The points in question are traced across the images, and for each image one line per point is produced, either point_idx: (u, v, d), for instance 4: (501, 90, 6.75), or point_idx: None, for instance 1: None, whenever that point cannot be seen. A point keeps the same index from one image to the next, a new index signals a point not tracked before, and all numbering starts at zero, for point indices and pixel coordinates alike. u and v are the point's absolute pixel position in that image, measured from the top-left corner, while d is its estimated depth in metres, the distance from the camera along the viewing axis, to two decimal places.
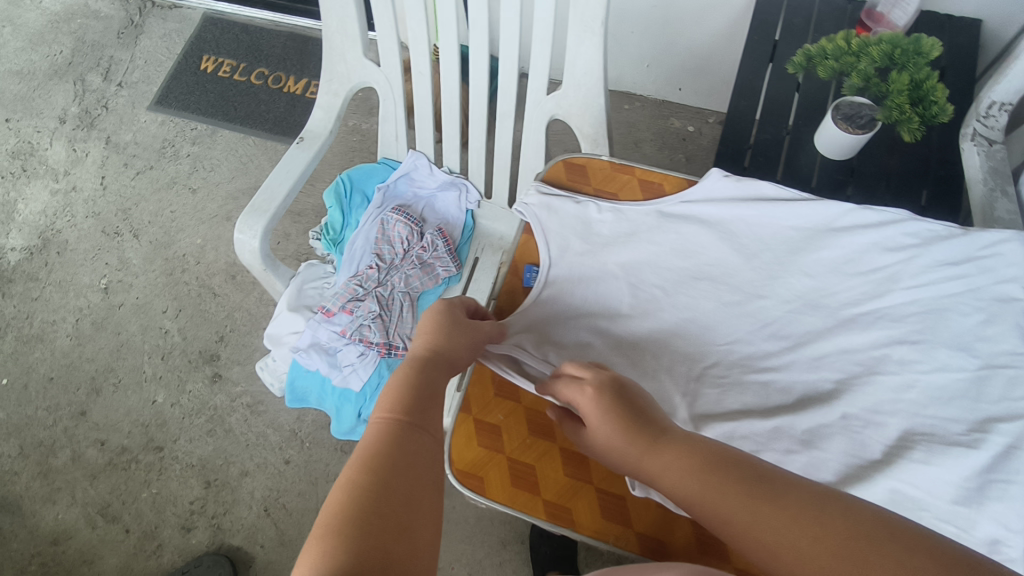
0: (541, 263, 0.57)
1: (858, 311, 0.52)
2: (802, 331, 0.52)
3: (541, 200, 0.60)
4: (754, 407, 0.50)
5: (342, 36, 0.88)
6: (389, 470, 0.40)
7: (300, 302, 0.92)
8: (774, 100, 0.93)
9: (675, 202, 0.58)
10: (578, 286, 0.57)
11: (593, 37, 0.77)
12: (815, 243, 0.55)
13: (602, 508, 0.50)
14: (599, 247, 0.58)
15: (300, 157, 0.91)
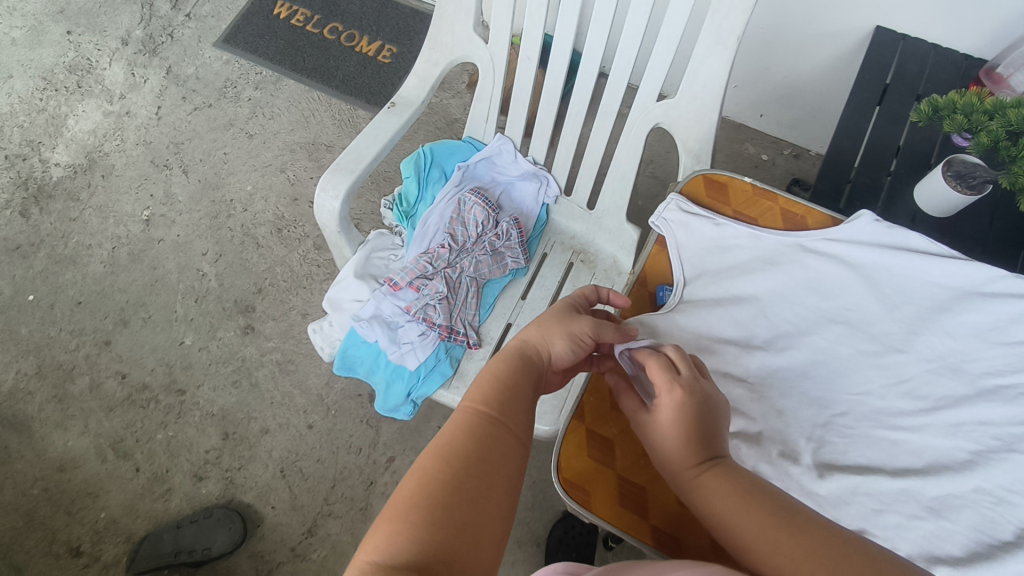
0: (676, 282, 0.57)
1: (999, 382, 0.50)
2: (936, 393, 0.50)
3: (682, 217, 0.59)
4: (880, 464, 0.48)
5: (456, 6, 0.85)
6: (464, 463, 0.39)
7: (366, 270, 0.89)
8: (879, 144, 0.91)
9: (817, 238, 0.57)
10: (709, 309, 0.55)
11: (724, 50, 0.74)
12: (960, 304, 0.53)
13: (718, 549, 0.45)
14: (736, 272, 0.57)
15: (390, 122, 0.88)
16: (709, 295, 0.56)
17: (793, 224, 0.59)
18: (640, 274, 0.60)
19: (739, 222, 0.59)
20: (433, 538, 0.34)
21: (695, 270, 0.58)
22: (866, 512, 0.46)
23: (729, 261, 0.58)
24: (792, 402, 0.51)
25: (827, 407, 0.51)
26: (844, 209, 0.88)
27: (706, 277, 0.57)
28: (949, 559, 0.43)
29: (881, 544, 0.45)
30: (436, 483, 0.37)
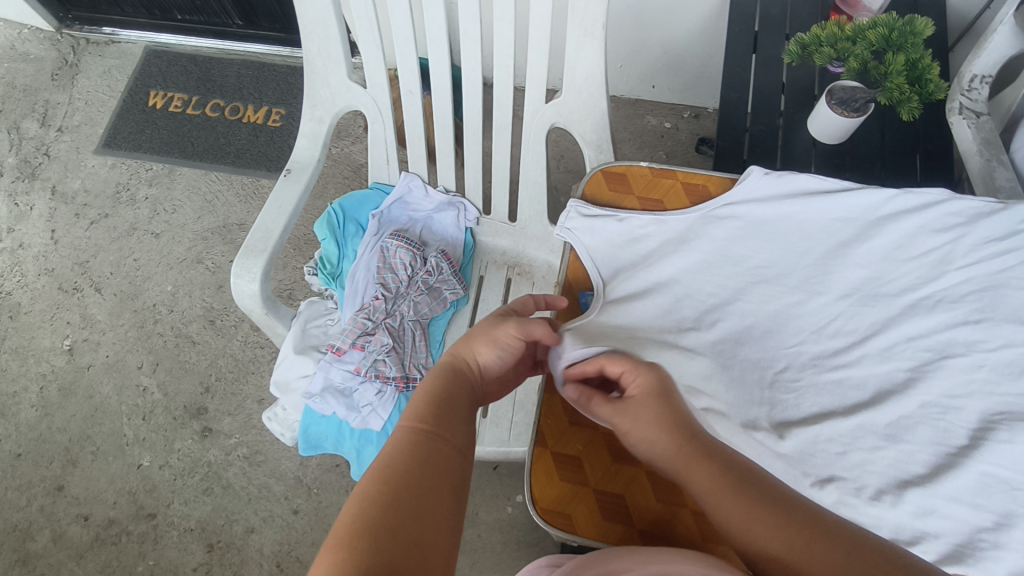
0: (596, 286, 0.57)
1: (917, 296, 0.52)
2: (865, 323, 0.52)
3: (585, 222, 0.60)
4: (832, 407, 0.49)
5: (325, 59, 0.84)
6: (403, 482, 0.37)
7: (305, 343, 0.86)
8: (763, 91, 0.95)
9: (717, 205, 0.59)
10: (637, 302, 0.56)
11: (594, 40, 0.75)
12: (865, 233, 0.55)
13: (707, 533, 0.45)
14: (652, 259, 0.58)
15: (290, 190, 0.86)
16: (636, 289, 0.57)
17: (694, 197, 0.61)
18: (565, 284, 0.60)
19: (641, 212, 0.60)
20: (377, 560, 0.32)
21: (613, 269, 0.59)
22: (831, 457, 0.46)
23: (644, 251, 0.59)
24: (735, 369, 0.51)
25: (770, 364, 0.51)
26: (748, 159, 0.90)
27: (624, 272, 0.58)
28: (916, 479, 0.45)
29: (852, 484, 0.45)
30: (379, 504, 0.35)
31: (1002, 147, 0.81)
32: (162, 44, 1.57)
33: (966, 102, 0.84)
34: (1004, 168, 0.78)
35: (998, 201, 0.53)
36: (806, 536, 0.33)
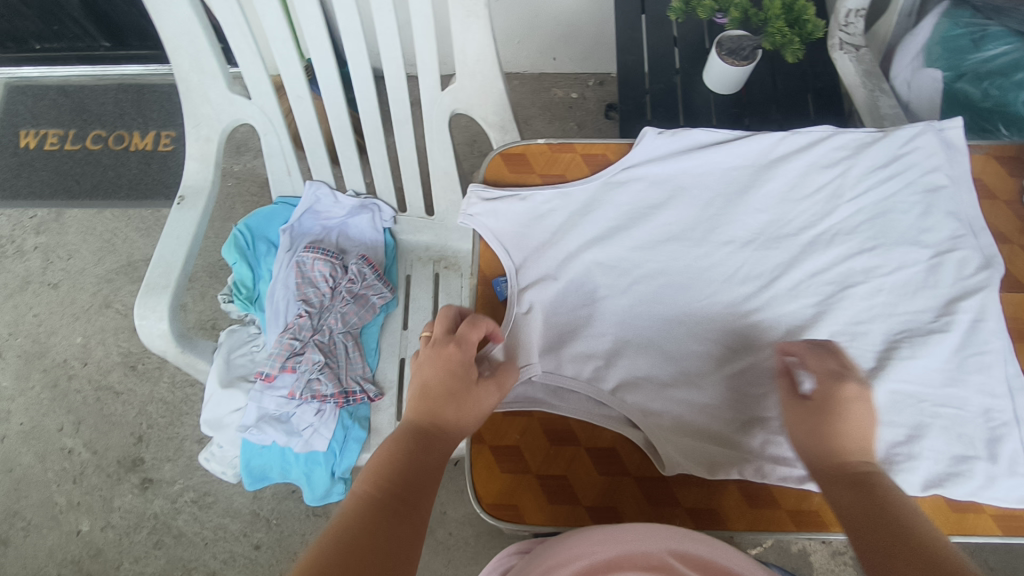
0: (507, 272, 0.55)
1: (816, 232, 0.53)
2: (773, 266, 0.53)
3: (487, 206, 0.57)
4: (751, 351, 0.50)
5: (198, 74, 0.78)
6: (355, 559, 0.35)
7: (231, 375, 0.82)
8: (657, 50, 0.95)
9: (617, 170, 0.57)
10: (551, 281, 0.55)
11: (478, 20, 0.73)
12: (759, 177, 0.55)
13: (650, 497, 0.45)
14: (560, 235, 0.56)
15: (186, 218, 0.81)
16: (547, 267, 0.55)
17: (595, 164, 0.58)
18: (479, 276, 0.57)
19: (544, 188, 0.58)
20: None
21: (522, 251, 0.56)
22: (755, 399, 0.48)
23: (551, 227, 0.57)
24: (657, 331, 0.52)
25: (689, 320, 0.52)
26: (652, 119, 0.91)
27: (534, 253, 0.56)
28: None
29: (772, 421, 0.48)
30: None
31: (882, 76, 0.84)
32: (24, 78, 1.44)
33: (844, 37, 0.86)
34: (887, 97, 0.81)
35: (877, 130, 0.55)
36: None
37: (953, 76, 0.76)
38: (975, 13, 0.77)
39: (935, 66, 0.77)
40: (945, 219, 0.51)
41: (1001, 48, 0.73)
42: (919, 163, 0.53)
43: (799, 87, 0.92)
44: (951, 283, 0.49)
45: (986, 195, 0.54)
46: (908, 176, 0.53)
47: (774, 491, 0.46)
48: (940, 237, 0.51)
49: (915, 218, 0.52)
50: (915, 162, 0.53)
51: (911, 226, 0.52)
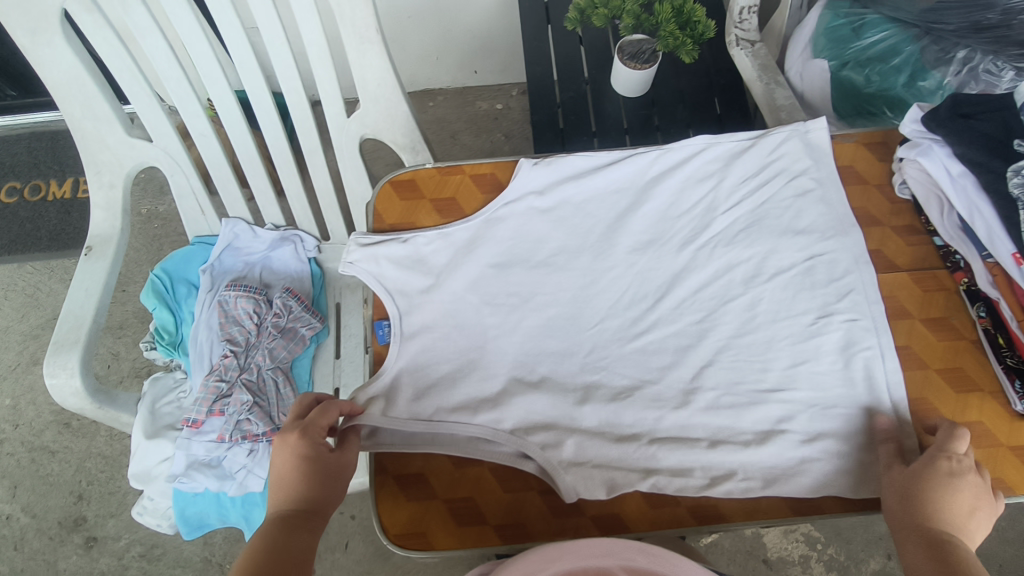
0: (391, 317, 0.54)
1: (698, 243, 0.57)
2: (664, 275, 0.56)
3: (366, 251, 0.57)
4: (640, 379, 0.52)
5: (92, 121, 0.76)
6: None
7: (157, 425, 0.80)
8: (565, 58, 0.96)
9: (499, 206, 0.59)
10: (440, 322, 0.55)
11: (373, 45, 0.73)
12: (638, 198, 0.59)
13: (552, 507, 0.48)
14: (444, 279, 0.56)
15: (95, 268, 0.78)
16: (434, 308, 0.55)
17: (476, 203, 0.59)
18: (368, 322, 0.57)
19: (428, 228, 0.58)
20: None
21: (407, 294, 0.56)
22: (648, 412, 0.50)
23: (435, 268, 0.57)
24: (558, 347, 0.54)
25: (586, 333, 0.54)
26: (565, 127, 0.92)
27: (419, 298, 0.55)
28: (721, 414, 0.50)
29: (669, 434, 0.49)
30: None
31: (778, 68, 0.86)
32: None
33: (740, 33, 0.87)
34: (783, 89, 0.83)
35: (748, 137, 0.60)
36: None
37: (839, 65, 0.78)
38: (852, 4, 0.80)
39: (822, 56, 0.80)
40: (814, 216, 0.56)
41: (880, 35, 0.76)
42: (788, 166, 0.58)
43: (704, 85, 0.94)
44: (828, 283, 0.53)
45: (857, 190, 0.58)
46: (775, 182, 0.57)
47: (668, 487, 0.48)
48: (813, 238, 0.55)
49: (788, 221, 0.56)
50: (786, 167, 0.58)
51: (783, 229, 0.56)
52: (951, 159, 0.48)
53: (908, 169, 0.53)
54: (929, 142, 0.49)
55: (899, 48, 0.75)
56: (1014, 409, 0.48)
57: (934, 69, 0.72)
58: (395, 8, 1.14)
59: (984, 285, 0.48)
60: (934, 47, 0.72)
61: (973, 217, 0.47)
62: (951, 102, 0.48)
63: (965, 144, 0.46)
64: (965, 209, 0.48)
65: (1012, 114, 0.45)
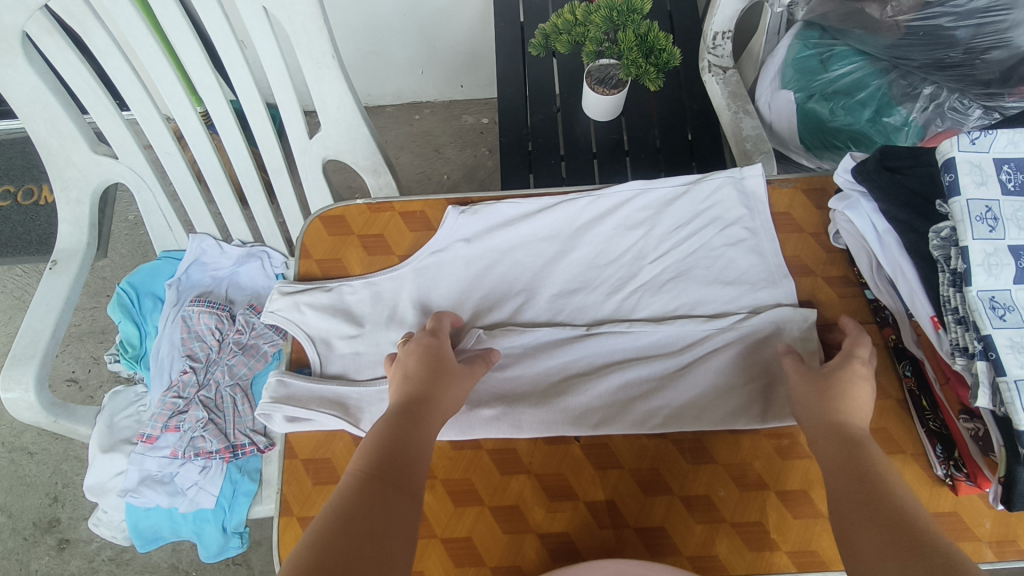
0: (311, 364, 0.56)
1: (625, 293, 0.58)
2: (591, 319, 0.57)
3: (288, 300, 0.58)
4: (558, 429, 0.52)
5: (57, 138, 0.77)
6: (356, 526, 0.35)
7: (114, 438, 0.82)
8: (537, 80, 0.96)
9: (424, 255, 0.60)
10: (361, 366, 0.56)
11: (330, 70, 0.73)
12: (567, 245, 0.60)
13: (453, 558, 0.49)
14: (369, 328, 0.57)
15: (58, 283, 0.80)
16: (356, 354, 0.56)
17: (403, 247, 0.61)
18: (287, 367, 0.58)
19: (354, 277, 0.60)
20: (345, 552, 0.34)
21: (330, 341, 0.57)
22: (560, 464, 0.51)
23: (358, 317, 0.58)
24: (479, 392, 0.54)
25: (501, 375, 0.54)
26: (533, 151, 0.92)
27: (342, 339, 0.57)
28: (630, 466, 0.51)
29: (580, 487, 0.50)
30: (336, 542, 0.34)
31: (748, 97, 0.85)
32: None
33: (713, 59, 0.85)
34: (751, 118, 0.82)
35: (682, 185, 0.60)
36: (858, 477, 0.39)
37: (804, 97, 0.77)
38: (823, 33, 0.77)
39: (789, 88, 0.79)
40: (742, 272, 0.57)
41: (847, 67, 0.74)
42: (721, 215, 0.59)
43: (675, 111, 0.94)
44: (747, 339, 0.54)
45: (791, 239, 0.59)
46: (708, 231, 0.59)
47: (571, 542, 0.49)
48: (736, 292, 0.56)
49: (714, 276, 0.57)
50: (716, 218, 0.59)
51: (712, 278, 0.57)
52: (878, 214, 0.48)
53: (841, 220, 0.53)
54: (859, 195, 0.50)
55: (865, 82, 0.73)
56: (935, 473, 0.47)
57: (900, 105, 0.70)
58: (377, 22, 1.14)
59: (909, 343, 0.49)
60: (901, 82, 0.70)
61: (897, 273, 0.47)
62: (879, 155, 0.47)
63: (889, 200, 0.46)
64: (890, 266, 0.47)
65: (937, 171, 0.44)
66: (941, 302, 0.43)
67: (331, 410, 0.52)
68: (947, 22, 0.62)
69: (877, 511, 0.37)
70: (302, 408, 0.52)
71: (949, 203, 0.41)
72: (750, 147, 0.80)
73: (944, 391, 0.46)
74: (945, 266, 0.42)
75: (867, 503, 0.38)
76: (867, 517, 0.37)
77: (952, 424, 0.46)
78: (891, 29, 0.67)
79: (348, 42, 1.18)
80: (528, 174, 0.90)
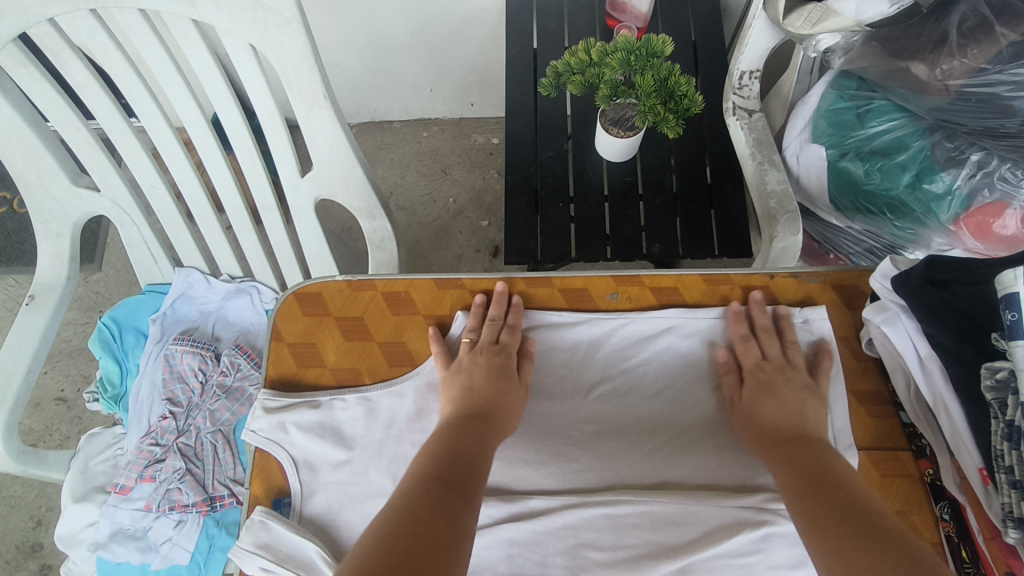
0: (292, 496, 0.51)
1: (623, 393, 0.54)
2: (586, 423, 0.53)
3: (272, 420, 0.53)
4: (556, 556, 0.47)
5: (35, 171, 0.73)
6: (403, 533, 0.39)
7: (87, 486, 0.78)
8: (549, 114, 0.91)
9: (430, 370, 0.55)
10: (347, 501, 0.51)
11: (323, 111, 0.68)
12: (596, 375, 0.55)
13: None
14: (359, 452, 0.53)
15: (33, 321, 0.76)
16: (339, 479, 0.52)
17: (384, 332, 0.56)
18: (264, 495, 0.52)
19: (327, 366, 0.55)
20: (392, 549, 0.38)
21: (314, 466, 0.52)
22: None
23: (349, 438, 0.53)
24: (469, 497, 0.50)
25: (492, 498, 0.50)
26: (541, 191, 0.86)
27: (321, 457, 0.52)
28: None
29: None
30: (383, 542, 0.39)
31: (774, 145, 0.78)
32: None
33: (739, 100, 0.78)
34: (776, 171, 0.75)
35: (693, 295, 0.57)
36: (837, 509, 0.40)
37: (837, 154, 0.71)
38: (861, 84, 0.70)
39: (820, 141, 0.73)
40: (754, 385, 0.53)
41: (888, 124, 0.67)
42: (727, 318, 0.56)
43: (696, 152, 0.88)
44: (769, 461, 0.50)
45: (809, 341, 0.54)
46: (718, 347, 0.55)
47: None
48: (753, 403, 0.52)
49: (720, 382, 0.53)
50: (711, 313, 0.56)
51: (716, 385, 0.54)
52: (919, 334, 0.44)
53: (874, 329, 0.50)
54: (898, 308, 0.46)
55: (905, 141, 0.65)
56: None
57: (943, 170, 0.63)
58: (383, 38, 1.08)
59: (950, 486, 0.44)
60: (946, 143, 0.63)
61: (939, 404, 0.43)
62: (924, 267, 0.43)
63: (936, 323, 0.42)
64: (933, 397, 0.44)
65: (993, 292, 0.38)
66: (991, 456, 0.38)
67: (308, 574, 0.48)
68: (1005, 91, 0.55)
69: (866, 532, 0.38)
70: (278, 564, 0.48)
71: (1010, 345, 0.36)
72: (774, 206, 0.73)
73: (987, 545, 0.41)
74: (1000, 414, 0.38)
75: (856, 521, 0.39)
76: (864, 550, 0.37)
77: None
78: (939, 92, 0.60)
79: (354, 57, 1.13)
80: (534, 217, 0.85)
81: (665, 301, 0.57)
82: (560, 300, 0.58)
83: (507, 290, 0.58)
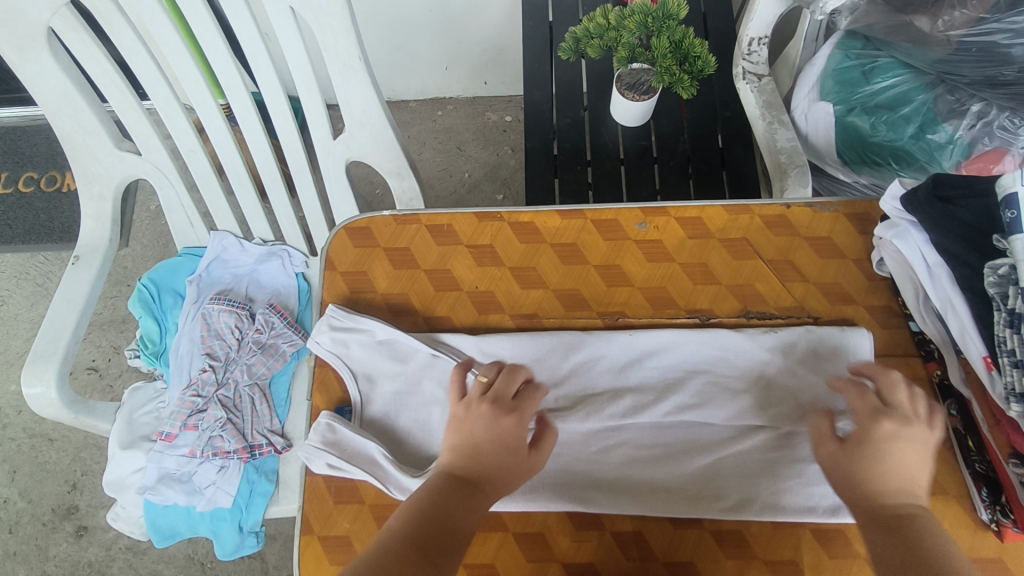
0: (353, 404, 0.54)
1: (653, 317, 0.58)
2: (620, 342, 0.56)
3: (334, 335, 0.56)
4: (596, 459, 0.51)
5: (82, 134, 0.76)
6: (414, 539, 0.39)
7: (133, 435, 0.82)
8: (566, 83, 0.94)
9: (474, 292, 0.60)
10: (403, 407, 0.54)
11: (357, 72, 0.72)
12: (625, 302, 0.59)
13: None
14: (414, 366, 0.56)
15: (79, 279, 0.80)
16: (396, 391, 0.55)
17: (429, 261, 0.61)
18: (326, 404, 0.56)
19: (378, 292, 0.60)
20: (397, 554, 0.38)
21: (373, 379, 0.56)
22: (593, 494, 0.50)
23: (404, 353, 0.56)
24: None
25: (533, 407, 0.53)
26: (559, 155, 0.90)
27: (380, 370, 0.56)
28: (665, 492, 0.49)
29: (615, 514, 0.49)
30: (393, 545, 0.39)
31: (783, 108, 0.81)
32: None
33: (748, 66, 0.82)
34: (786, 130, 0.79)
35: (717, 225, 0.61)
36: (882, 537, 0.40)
37: (845, 110, 0.74)
38: (866, 43, 0.74)
39: (828, 99, 0.77)
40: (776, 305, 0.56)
41: (891, 80, 0.71)
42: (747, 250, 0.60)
43: (708, 117, 0.91)
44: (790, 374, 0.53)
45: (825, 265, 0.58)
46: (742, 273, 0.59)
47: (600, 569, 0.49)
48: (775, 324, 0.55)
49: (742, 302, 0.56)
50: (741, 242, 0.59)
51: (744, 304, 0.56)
52: (928, 245, 0.50)
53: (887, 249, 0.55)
54: (907, 224, 0.51)
55: (909, 96, 0.69)
56: (980, 517, 0.47)
57: (946, 121, 0.66)
58: (403, 18, 1.12)
59: (957, 381, 0.50)
60: (948, 97, 0.66)
61: (947, 309, 0.48)
62: (931, 185, 0.48)
63: (943, 233, 0.47)
64: (941, 300, 0.49)
65: (993, 204, 0.45)
66: (995, 342, 0.44)
67: (372, 470, 0.50)
68: (1002, 39, 0.60)
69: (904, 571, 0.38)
70: (344, 460, 0.50)
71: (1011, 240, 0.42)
72: (785, 160, 0.77)
73: (992, 431, 0.47)
74: (1002, 305, 0.44)
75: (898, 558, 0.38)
76: None
77: (1000, 467, 0.46)
78: (941, 44, 0.64)
79: (374, 37, 1.17)
80: (554, 180, 0.89)
81: (693, 232, 0.61)
82: (593, 232, 0.61)
83: (543, 222, 0.62)
